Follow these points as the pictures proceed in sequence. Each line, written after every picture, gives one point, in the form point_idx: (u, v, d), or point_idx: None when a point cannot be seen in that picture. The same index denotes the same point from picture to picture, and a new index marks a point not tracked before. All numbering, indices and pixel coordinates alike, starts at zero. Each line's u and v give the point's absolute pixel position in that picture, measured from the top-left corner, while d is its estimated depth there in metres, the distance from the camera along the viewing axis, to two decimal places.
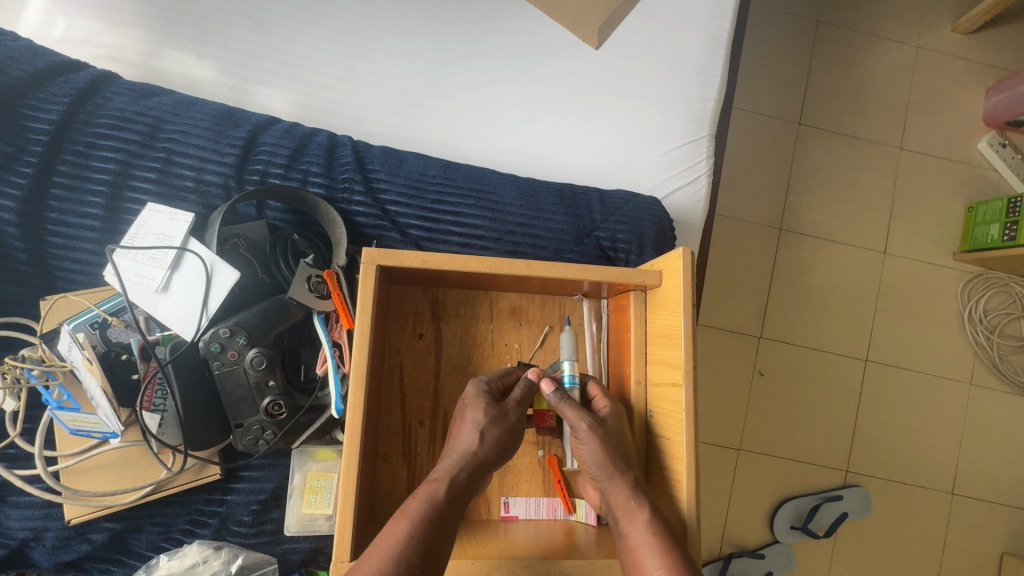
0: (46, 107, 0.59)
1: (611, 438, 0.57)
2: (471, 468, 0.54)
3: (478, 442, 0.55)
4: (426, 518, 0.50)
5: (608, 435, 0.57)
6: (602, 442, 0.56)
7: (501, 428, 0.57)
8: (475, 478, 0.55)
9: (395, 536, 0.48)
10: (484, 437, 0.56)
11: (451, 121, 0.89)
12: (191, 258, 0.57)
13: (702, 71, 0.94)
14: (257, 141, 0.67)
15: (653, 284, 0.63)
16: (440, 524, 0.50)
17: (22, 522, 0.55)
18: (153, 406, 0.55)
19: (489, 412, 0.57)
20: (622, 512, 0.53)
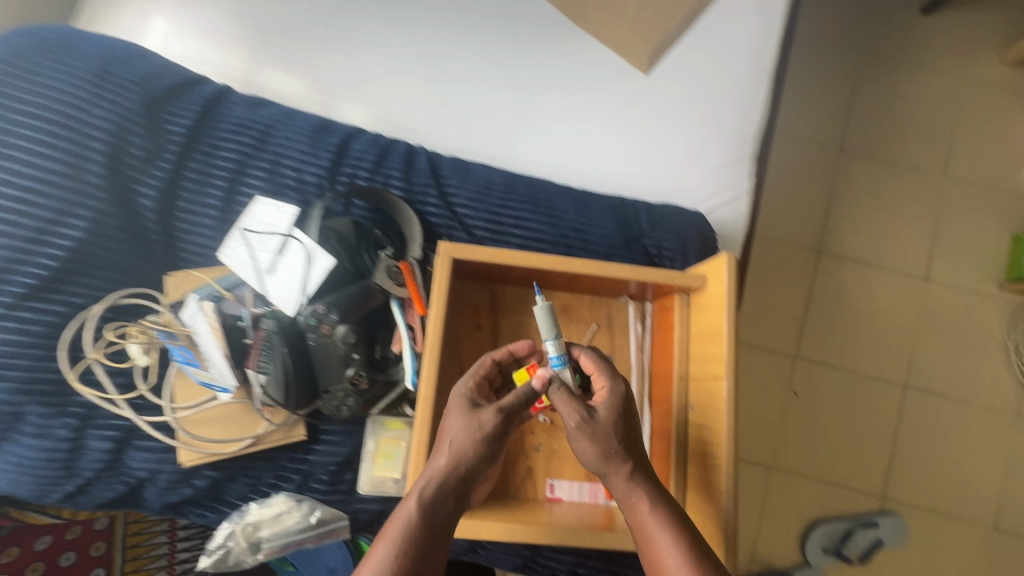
0: (181, 113, 0.69)
1: (617, 427, 0.55)
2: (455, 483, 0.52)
3: (462, 453, 0.52)
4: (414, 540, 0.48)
5: (611, 423, 0.55)
6: (602, 434, 0.54)
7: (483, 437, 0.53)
8: (462, 490, 0.52)
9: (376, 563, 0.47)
10: (467, 449, 0.53)
11: (511, 138, 0.98)
12: (295, 244, 0.66)
13: (745, 97, 1.00)
14: (348, 148, 0.76)
15: (698, 286, 0.69)
16: (428, 544, 0.49)
17: (140, 463, 0.64)
18: (258, 367, 0.63)
19: (473, 421, 0.54)
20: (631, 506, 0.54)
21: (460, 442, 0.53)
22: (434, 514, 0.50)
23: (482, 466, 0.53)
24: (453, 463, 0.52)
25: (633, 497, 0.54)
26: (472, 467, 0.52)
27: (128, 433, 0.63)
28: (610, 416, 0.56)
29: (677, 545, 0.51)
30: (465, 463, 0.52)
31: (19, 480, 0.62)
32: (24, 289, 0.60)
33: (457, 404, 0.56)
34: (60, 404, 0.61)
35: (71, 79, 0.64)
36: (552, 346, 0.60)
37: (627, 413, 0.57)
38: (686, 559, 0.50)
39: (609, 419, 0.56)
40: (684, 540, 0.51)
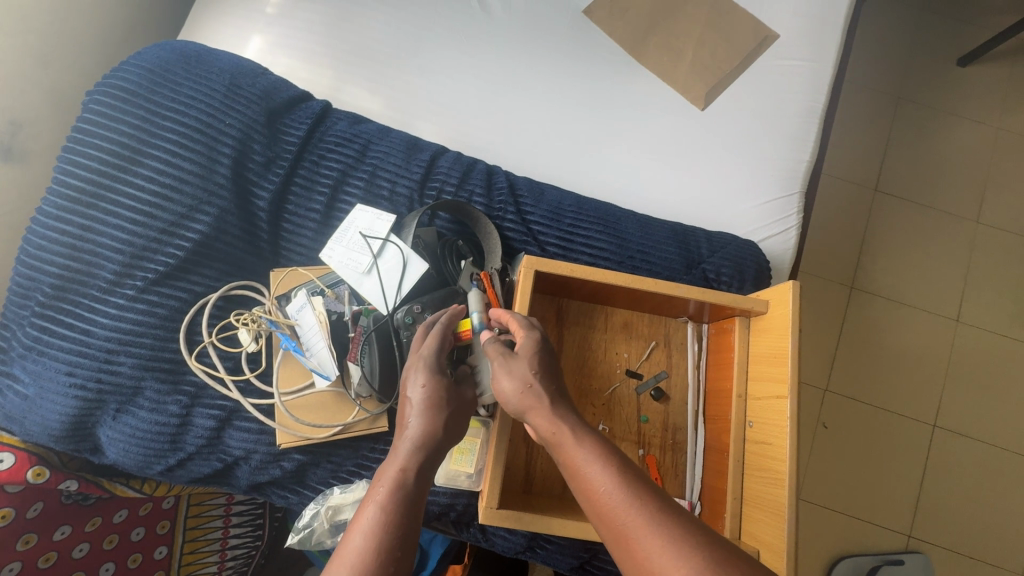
0: (296, 127, 0.77)
1: (530, 364, 0.59)
2: (427, 452, 0.55)
3: (426, 423, 0.56)
4: (395, 505, 0.50)
5: (523, 362, 0.59)
6: (516, 369, 0.58)
7: (446, 404, 0.58)
8: (434, 459, 0.55)
9: (364, 528, 0.48)
10: (432, 418, 0.56)
11: (575, 163, 1.04)
12: (392, 248, 0.73)
13: (797, 136, 1.06)
14: (436, 165, 0.83)
15: (760, 310, 0.74)
16: (409, 509, 0.51)
17: (240, 442, 0.69)
18: (357, 360, 0.69)
19: (431, 389, 0.58)
20: (558, 440, 0.55)
21: (420, 410, 0.57)
22: (410, 483, 0.52)
23: (444, 433, 0.57)
24: (418, 432, 0.55)
25: (557, 432, 0.55)
26: (436, 435, 0.56)
27: (231, 412, 0.69)
28: (522, 358, 0.59)
29: (603, 465, 0.51)
30: (431, 430, 0.56)
31: (127, 450, 0.67)
32: (155, 274, 0.67)
33: (409, 374, 0.60)
34: (175, 381, 0.67)
35: (207, 90, 0.72)
36: (476, 315, 0.68)
37: (545, 353, 0.61)
38: (617, 477, 0.50)
39: (523, 359, 0.59)
40: (613, 463, 0.51)
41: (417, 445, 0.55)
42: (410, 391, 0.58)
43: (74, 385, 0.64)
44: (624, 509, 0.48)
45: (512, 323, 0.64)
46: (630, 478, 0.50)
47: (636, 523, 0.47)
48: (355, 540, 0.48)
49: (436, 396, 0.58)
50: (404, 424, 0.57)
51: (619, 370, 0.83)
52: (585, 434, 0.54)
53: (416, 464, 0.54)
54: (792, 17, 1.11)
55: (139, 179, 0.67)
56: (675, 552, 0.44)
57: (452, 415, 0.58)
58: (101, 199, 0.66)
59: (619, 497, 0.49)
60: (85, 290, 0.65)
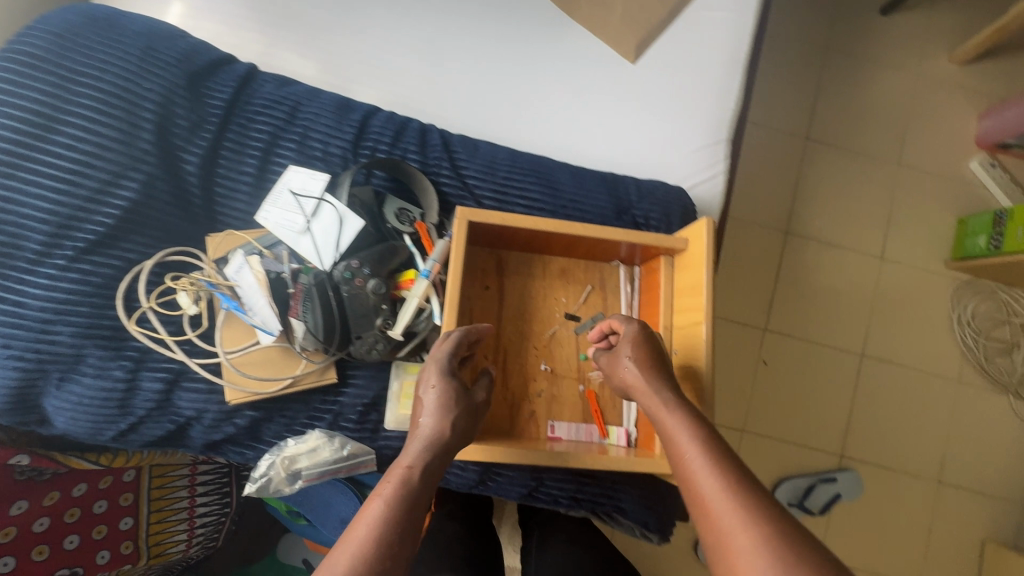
0: (218, 89, 0.76)
1: (629, 348, 0.68)
2: (436, 451, 0.58)
3: (436, 422, 0.60)
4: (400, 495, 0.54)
5: (625, 347, 0.68)
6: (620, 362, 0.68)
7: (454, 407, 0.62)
8: (441, 458, 0.59)
9: (372, 515, 0.51)
10: (442, 418, 0.61)
11: (510, 119, 1.06)
12: (327, 207, 0.74)
13: (723, 84, 1.09)
14: (368, 125, 0.84)
15: (681, 247, 0.79)
16: (412, 504, 0.53)
17: (189, 403, 0.71)
18: (300, 316, 0.71)
19: (447, 391, 0.63)
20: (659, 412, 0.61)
21: (434, 412, 0.61)
22: (416, 476, 0.56)
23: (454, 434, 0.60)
24: (429, 432, 0.59)
25: (654, 402, 0.62)
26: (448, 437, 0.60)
27: (178, 374, 0.70)
28: (624, 344, 0.69)
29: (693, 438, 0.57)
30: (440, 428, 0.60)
31: (76, 418, 0.68)
32: (85, 243, 0.67)
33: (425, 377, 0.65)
34: (117, 347, 0.68)
35: (122, 54, 0.70)
36: (429, 262, 0.76)
37: (644, 333, 0.69)
38: (705, 450, 0.55)
39: (625, 347, 0.69)
40: (697, 433, 0.57)
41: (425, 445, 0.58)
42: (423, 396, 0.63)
43: (12, 357, 0.65)
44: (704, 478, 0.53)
45: (612, 321, 0.74)
46: (714, 451, 0.55)
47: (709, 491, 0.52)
48: (357, 525, 0.51)
49: (451, 399, 0.62)
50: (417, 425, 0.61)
51: (558, 315, 0.88)
52: (685, 412, 0.60)
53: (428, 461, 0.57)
54: None
55: (57, 148, 0.66)
56: (736, 520, 0.49)
57: (462, 416, 0.62)
58: (15, 169, 0.65)
59: (703, 467, 0.54)
60: (11, 263, 0.65)
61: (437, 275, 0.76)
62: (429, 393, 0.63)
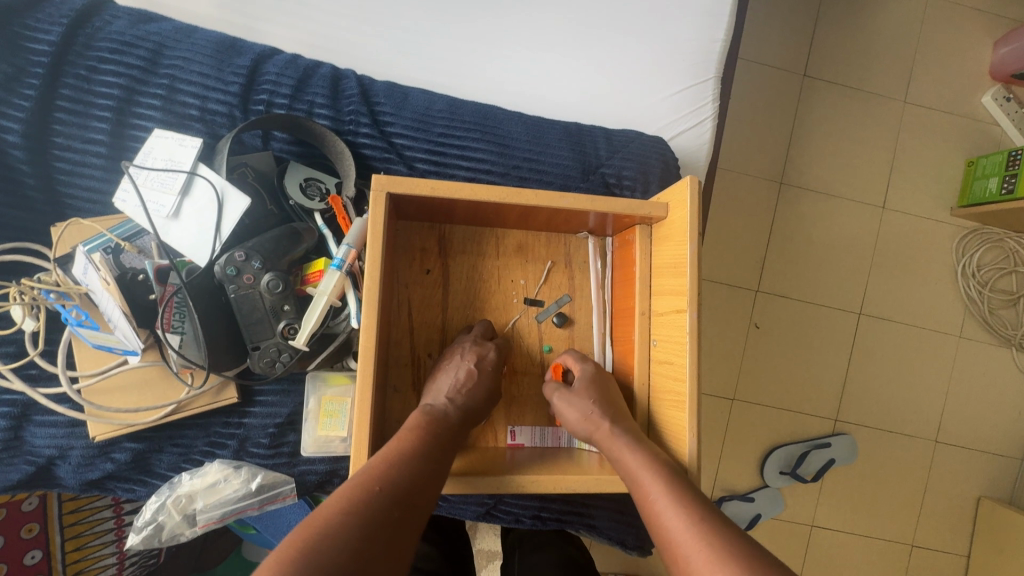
0: (45, 29, 0.58)
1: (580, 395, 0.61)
2: (463, 415, 0.59)
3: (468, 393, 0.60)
4: (433, 440, 0.52)
5: (583, 393, 0.61)
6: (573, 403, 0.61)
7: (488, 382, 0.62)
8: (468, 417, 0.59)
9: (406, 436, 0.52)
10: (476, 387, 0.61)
11: (449, 55, 0.80)
12: (201, 182, 0.57)
13: (709, 8, 0.85)
14: (260, 71, 0.65)
15: (660, 215, 0.64)
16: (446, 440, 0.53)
17: (47, 440, 0.57)
18: (171, 328, 0.55)
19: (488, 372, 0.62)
20: (613, 452, 0.56)
21: (468, 385, 0.61)
22: (446, 426, 0.55)
23: (482, 400, 0.61)
24: (462, 402, 0.59)
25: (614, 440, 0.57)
26: (479, 399, 0.61)
27: (26, 407, 0.56)
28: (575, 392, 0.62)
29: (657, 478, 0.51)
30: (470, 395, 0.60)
31: None
32: None
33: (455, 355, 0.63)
34: None
35: None
36: (341, 249, 0.59)
37: (605, 383, 0.64)
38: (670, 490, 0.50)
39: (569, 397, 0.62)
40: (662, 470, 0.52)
41: (455, 406, 0.58)
42: (462, 366, 0.61)
43: None
44: (657, 491, 0.50)
45: (566, 358, 0.68)
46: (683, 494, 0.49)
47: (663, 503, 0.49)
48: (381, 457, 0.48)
49: (491, 379, 0.62)
50: (440, 390, 0.60)
51: (516, 300, 0.74)
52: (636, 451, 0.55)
53: (455, 418, 0.57)
54: None
55: None
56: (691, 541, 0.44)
57: (490, 391, 0.62)
58: None
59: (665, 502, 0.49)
60: None
61: (353, 266, 0.60)
62: (466, 368, 0.61)
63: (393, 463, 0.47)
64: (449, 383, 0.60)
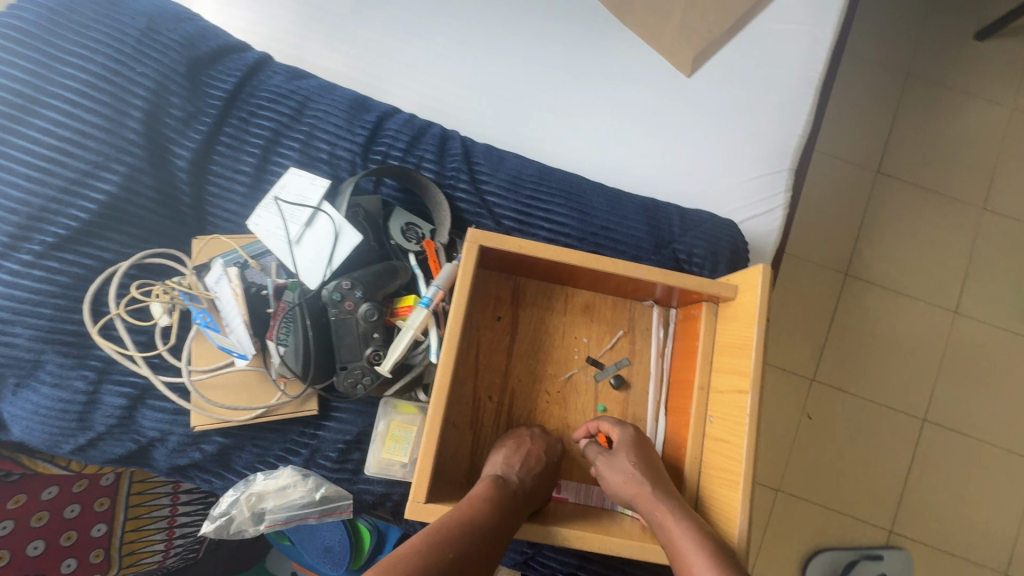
0: (222, 79, 0.70)
1: (630, 455, 0.63)
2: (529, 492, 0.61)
3: (532, 470, 0.63)
4: (493, 512, 0.55)
5: (625, 453, 0.64)
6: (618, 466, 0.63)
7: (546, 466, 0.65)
8: (531, 488, 0.61)
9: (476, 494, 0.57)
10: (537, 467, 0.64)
11: (539, 126, 0.88)
12: (323, 217, 0.66)
13: (788, 108, 0.91)
14: (383, 127, 0.75)
15: (729, 296, 0.67)
16: (509, 502, 0.57)
17: (154, 423, 0.64)
18: (278, 339, 0.63)
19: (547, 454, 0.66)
20: (656, 510, 0.58)
21: (537, 464, 0.64)
22: (509, 497, 0.58)
23: (545, 483, 0.64)
24: (526, 474, 0.62)
25: (660, 509, 0.58)
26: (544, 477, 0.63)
27: (144, 390, 0.64)
28: (623, 449, 0.64)
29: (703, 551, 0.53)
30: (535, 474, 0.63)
31: (33, 428, 0.62)
32: (54, 239, 0.60)
33: (511, 439, 0.66)
34: (80, 356, 0.62)
35: (117, 34, 0.64)
36: (431, 289, 0.65)
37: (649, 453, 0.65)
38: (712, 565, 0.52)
39: (620, 453, 0.64)
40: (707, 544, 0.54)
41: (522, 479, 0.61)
42: (532, 447, 0.66)
43: None
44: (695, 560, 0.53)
45: (599, 422, 0.69)
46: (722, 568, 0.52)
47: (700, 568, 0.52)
48: (453, 529, 0.51)
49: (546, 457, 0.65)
50: (501, 462, 0.63)
51: (578, 356, 0.77)
52: (682, 520, 0.57)
53: (522, 498, 0.59)
54: None
55: (34, 131, 0.60)
56: None
57: (548, 474, 0.65)
58: None
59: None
60: None
61: (439, 303, 0.66)
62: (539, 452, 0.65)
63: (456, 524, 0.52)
64: (515, 458, 0.63)
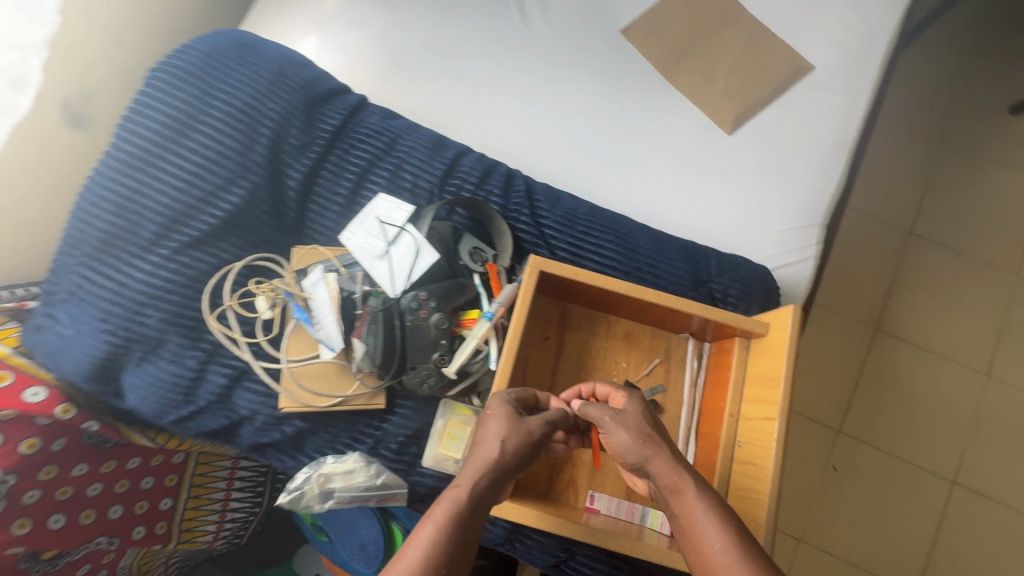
0: (331, 115, 0.83)
1: (636, 419, 0.60)
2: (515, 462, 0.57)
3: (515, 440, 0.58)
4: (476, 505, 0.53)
5: (632, 418, 0.60)
6: (629, 423, 0.60)
7: (535, 429, 0.59)
8: (517, 458, 0.57)
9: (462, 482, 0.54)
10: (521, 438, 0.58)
11: (591, 172, 0.99)
12: (407, 237, 0.77)
13: (821, 167, 0.99)
14: (458, 164, 0.87)
15: (760, 332, 0.74)
16: (494, 485, 0.55)
17: (247, 402, 0.74)
18: (362, 338, 0.73)
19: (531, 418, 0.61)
20: (671, 479, 0.56)
21: (523, 428, 0.59)
22: (495, 478, 0.55)
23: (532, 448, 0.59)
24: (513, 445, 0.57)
25: (676, 479, 0.56)
26: (532, 446, 0.58)
27: (242, 373, 0.74)
28: (631, 413, 0.61)
29: (719, 525, 0.52)
30: (517, 446, 0.58)
31: (145, 397, 0.72)
32: (188, 238, 0.72)
33: (492, 406, 0.62)
34: (195, 338, 0.73)
35: (255, 76, 0.78)
36: (493, 305, 0.74)
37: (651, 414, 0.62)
38: (730, 539, 0.51)
39: (625, 419, 0.60)
40: (725, 517, 0.53)
41: (509, 453, 0.57)
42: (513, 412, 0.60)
43: (106, 330, 0.70)
44: (710, 531, 0.52)
45: (597, 386, 0.69)
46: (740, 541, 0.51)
47: (718, 539, 0.51)
48: (437, 536, 0.49)
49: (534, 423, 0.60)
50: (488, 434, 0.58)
51: (616, 379, 0.84)
52: (699, 494, 0.54)
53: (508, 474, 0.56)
54: (836, 40, 1.05)
55: (185, 151, 0.73)
56: None
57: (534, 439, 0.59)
58: (149, 164, 0.72)
59: (725, 554, 0.50)
60: (125, 247, 0.71)
61: (499, 317, 0.76)
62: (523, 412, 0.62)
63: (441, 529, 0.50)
64: (500, 428, 0.58)
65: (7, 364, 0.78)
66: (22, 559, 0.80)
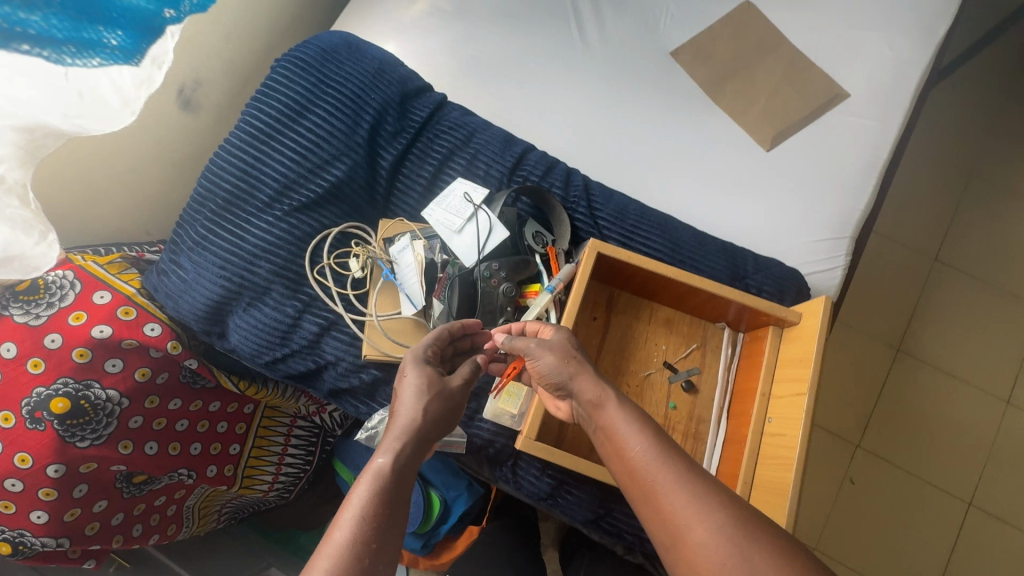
0: (420, 108, 0.95)
1: (558, 352, 0.66)
2: (435, 420, 0.62)
3: (428, 401, 0.63)
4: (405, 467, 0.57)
5: (552, 353, 0.65)
6: (557, 348, 0.66)
7: (444, 388, 0.65)
8: (436, 416, 0.62)
9: (389, 451, 0.57)
10: (432, 399, 0.63)
11: (640, 178, 1.09)
12: (482, 216, 0.86)
13: (854, 186, 1.08)
14: (525, 159, 0.97)
15: (794, 320, 0.83)
16: (420, 443, 0.60)
17: (334, 348, 0.84)
18: (440, 298, 0.83)
19: (441, 378, 0.66)
20: (596, 396, 0.61)
21: (435, 388, 0.64)
22: (419, 437, 0.60)
23: (446, 403, 0.65)
24: (429, 405, 0.62)
25: (599, 395, 0.61)
26: (446, 400, 0.64)
27: (332, 323, 0.85)
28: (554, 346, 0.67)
29: (640, 433, 0.57)
30: (430, 406, 0.62)
31: (247, 336, 0.83)
32: (297, 204, 0.84)
33: (404, 366, 0.67)
34: (295, 288, 0.84)
35: (360, 71, 0.91)
36: (555, 279, 0.84)
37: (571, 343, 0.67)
38: (649, 442, 0.55)
39: (545, 352, 0.66)
40: (648, 425, 0.57)
41: (422, 414, 0.61)
42: (423, 374, 0.65)
43: (223, 276, 0.82)
44: (627, 434, 0.57)
45: (528, 324, 0.72)
46: (661, 444, 0.55)
47: (639, 441, 0.56)
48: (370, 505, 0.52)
49: (442, 380, 0.65)
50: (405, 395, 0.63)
51: (657, 359, 0.93)
52: (621, 409, 0.59)
53: (431, 432, 0.62)
54: (871, 71, 1.14)
55: (302, 129, 0.86)
56: (669, 482, 0.52)
57: (449, 396, 0.65)
58: (270, 138, 0.85)
59: (648, 457, 0.54)
60: (246, 206, 0.83)
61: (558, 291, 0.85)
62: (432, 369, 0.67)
63: (374, 498, 0.53)
64: (414, 390, 0.63)
65: (130, 301, 0.87)
66: (119, 478, 0.88)
